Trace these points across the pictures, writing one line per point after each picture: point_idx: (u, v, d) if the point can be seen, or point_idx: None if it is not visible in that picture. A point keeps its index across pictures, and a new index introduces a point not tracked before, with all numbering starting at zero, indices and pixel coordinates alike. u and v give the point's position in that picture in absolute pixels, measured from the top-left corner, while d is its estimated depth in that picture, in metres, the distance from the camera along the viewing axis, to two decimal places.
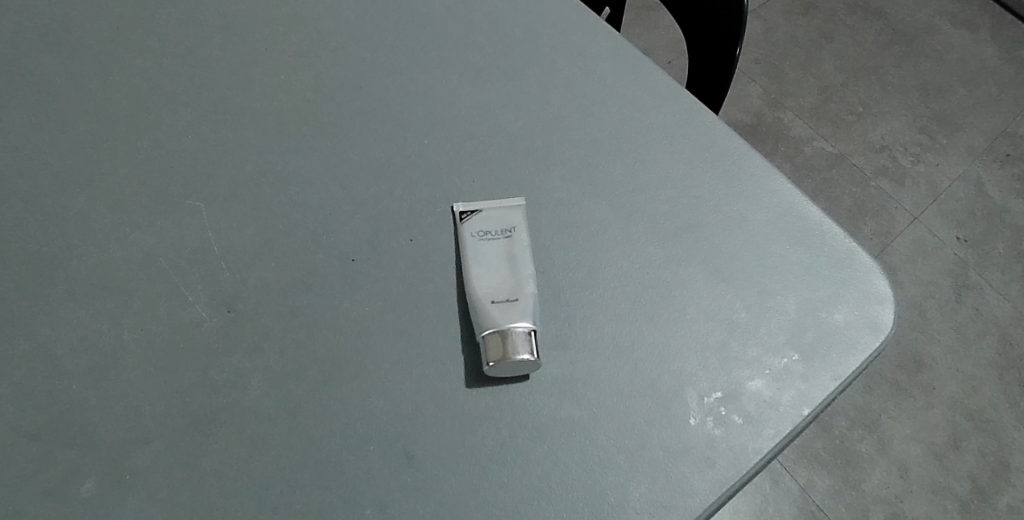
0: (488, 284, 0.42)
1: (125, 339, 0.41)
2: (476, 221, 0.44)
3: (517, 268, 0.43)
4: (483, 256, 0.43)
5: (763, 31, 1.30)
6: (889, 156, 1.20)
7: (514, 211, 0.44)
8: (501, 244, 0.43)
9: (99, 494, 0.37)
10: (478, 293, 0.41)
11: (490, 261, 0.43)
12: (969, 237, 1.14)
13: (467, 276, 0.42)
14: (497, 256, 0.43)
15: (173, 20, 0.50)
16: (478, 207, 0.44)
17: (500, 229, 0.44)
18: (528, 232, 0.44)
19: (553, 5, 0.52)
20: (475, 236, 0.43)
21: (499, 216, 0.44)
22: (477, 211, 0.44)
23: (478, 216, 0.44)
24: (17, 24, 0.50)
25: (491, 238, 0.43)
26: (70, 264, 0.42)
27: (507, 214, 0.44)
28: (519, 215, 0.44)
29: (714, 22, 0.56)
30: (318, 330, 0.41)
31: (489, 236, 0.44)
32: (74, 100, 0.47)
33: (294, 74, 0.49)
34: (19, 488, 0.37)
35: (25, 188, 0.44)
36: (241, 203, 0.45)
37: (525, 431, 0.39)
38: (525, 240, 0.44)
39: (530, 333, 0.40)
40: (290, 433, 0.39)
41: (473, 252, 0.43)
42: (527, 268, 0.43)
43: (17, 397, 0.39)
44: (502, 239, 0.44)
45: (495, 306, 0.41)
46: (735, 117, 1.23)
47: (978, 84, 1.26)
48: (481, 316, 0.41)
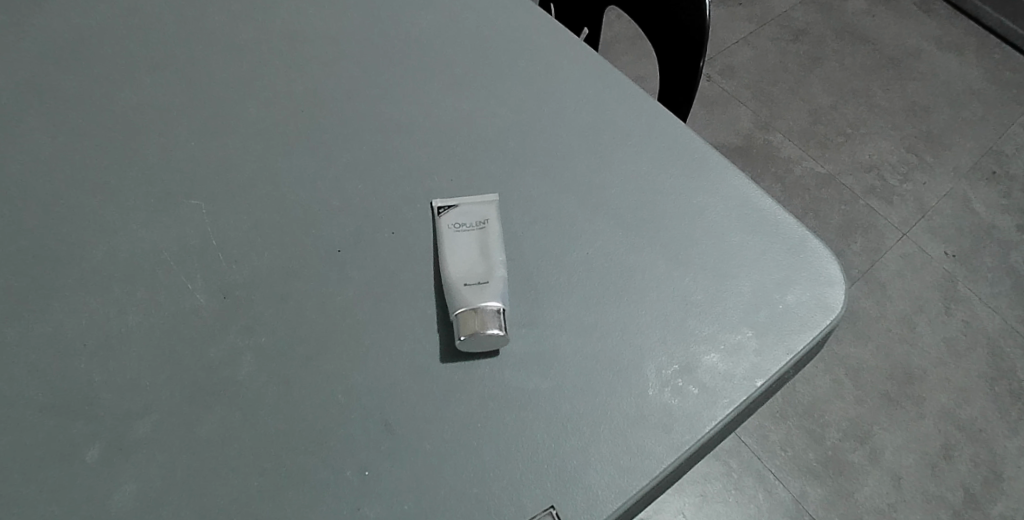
0: (461, 270, 0.46)
1: (130, 323, 0.45)
2: (453, 215, 0.49)
3: (490, 253, 0.47)
4: (460, 243, 0.47)
5: (755, 64, 1.55)
6: (877, 174, 1.40)
7: (488, 205, 0.49)
8: (476, 233, 0.48)
9: (101, 460, 0.41)
10: (454, 275, 0.46)
11: (466, 247, 0.47)
12: (957, 253, 1.31)
13: (443, 263, 0.47)
14: (473, 243, 0.47)
15: (183, 46, 0.57)
16: (455, 203, 0.49)
17: (475, 220, 0.48)
18: (501, 224, 0.49)
19: (529, 26, 0.59)
20: (452, 227, 0.48)
21: (473, 210, 0.49)
22: (454, 206, 0.49)
23: (454, 210, 0.49)
24: (45, 53, 0.56)
25: (465, 230, 0.48)
26: (84, 260, 0.47)
27: (480, 209, 0.49)
28: (492, 210, 0.49)
29: (681, 40, 0.64)
30: (305, 309, 0.46)
31: (463, 228, 0.48)
32: (92, 117, 0.53)
33: (293, 87, 0.55)
34: (28, 458, 0.41)
35: (47, 194, 0.50)
36: (242, 199, 0.50)
37: (494, 402, 0.43)
38: (497, 230, 0.48)
39: (499, 311, 0.44)
40: (276, 404, 0.43)
41: (450, 240, 0.47)
42: (498, 253, 0.47)
43: (34, 374, 0.44)
44: (478, 228, 0.48)
45: (468, 288, 0.45)
46: (729, 139, 1.45)
47: (963, 110, 1.50)
48: (456, 294, 0.45)
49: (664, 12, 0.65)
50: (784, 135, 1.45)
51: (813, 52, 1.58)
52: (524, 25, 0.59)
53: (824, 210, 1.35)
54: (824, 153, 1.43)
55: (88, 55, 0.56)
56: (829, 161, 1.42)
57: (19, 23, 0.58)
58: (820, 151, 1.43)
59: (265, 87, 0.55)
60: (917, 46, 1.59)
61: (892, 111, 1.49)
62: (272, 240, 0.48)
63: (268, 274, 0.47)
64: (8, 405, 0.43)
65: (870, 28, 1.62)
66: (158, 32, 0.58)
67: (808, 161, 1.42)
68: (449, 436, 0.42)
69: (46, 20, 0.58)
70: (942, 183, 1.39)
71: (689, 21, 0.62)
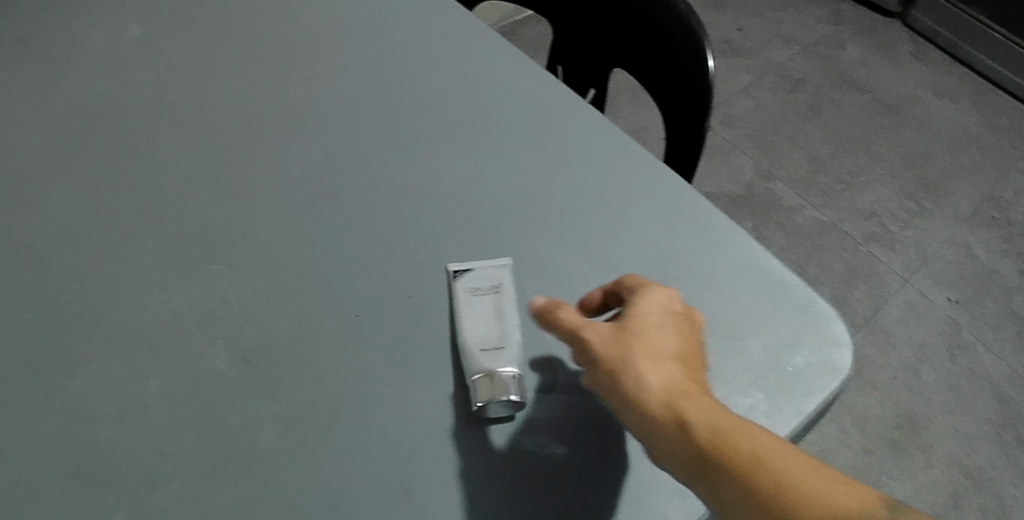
0: (477, 333, 0.47)
1: (152, 389, 0.46)
2: (469, 279, 0.50)
3: (505, 316, 0.48)
4: (474, 307, 0.48)
5: (754, 114, 1.59)
6: (878, 220, 1.42)
7: (502, 269, 0.50)
8: (490, 297, 0.49)
9: None
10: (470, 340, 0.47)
11: (481, 311, 0.48)
12: (959, 298, 1.32)
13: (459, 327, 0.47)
14: (487, 307, 0.48)
15: (205, 114, 0.59)
16: (470, 267, 0.50)
17: (489, 284, 0.50)
18: (515, 287, 0.50)
19: (538, 90, 0.61)
20: (467, 291, 0.49)
21: (488, 274, 0.50)
22: (469, 269, 0.50)
23: (470, 274, 0.50)
24: (72, 122, 0.58)
25: (480, 293, 0.49)
26: (107, 326, 0.49)
27: (495, 273, 0.50)
28: (505, 273, 0.50)
29: (686, 101, 0.66)
30: (324, 373, 0.47)
31: (479, 291, 0.49)
32: (117, 185, 0.55)
33: (311, 153, 0.57)
34: None
35: (71, 261, 0.51)
36: (263, 263, 0.51)
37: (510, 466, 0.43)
38: (512, 293, 0.49)
39: (515, 376, 0.45)
40: (297, 470, 0.44)
41: (465, 304, 0.48)
42: (513, 316, 0.48)
43: (57, 441, 0.44)
44: (492, 292, 0.49)
45: (484, 352, 0.46)
46: (730, 188, 1.47)
47: (961, 156, 1.52)
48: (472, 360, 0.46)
49: (670, 77, 0.67)
50: (784, 183, 1.48)
51: (811, 102, 1.61)
52: (534, 89, 0.61)
53: (826, 257, 1.37)
54: (825, 201, 1.45)
55: (114, 125, 0.58)
56: (830, 208, 1.44)
57: (49, 95, 0.60)
58: (821, 199, 1.45)
59: (284, 153, 0.57)
60: (913, 94, 1.63)
61: (891, 159, 1.52)
62: (292, 304, 0.50)
63: (288, 339, 0.48)
64: (32, 473, 0.43)
65: (867, 77, 1.66)
66: (182, 101, 0.60)
67: (808, 209, 1.44)
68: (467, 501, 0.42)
69: (75, 91, 0.60)
70: (942, 229, 1.41)
71: (693, 83, 0.65)
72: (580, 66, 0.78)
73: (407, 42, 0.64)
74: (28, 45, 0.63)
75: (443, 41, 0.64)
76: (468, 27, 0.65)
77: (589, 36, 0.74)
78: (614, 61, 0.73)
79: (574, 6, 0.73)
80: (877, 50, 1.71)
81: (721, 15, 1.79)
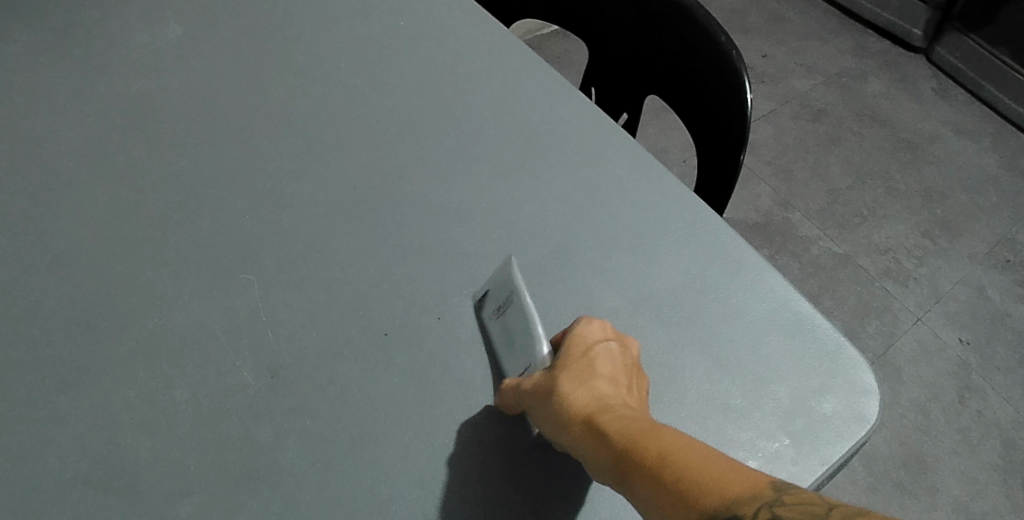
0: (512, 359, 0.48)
1: (177, 398, 0.46)
2: (489, 303, 0.50)
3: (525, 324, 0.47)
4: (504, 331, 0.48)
5: (775, 142, 1.59)
6: (893, 256, 1.42)
7: (510, 276, 0.49)
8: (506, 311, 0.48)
9: None
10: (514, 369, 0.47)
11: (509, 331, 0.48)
12: (971, 340, 1.31)
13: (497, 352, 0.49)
14: (511, 324, 0.48)
15: (242, 120, 0.59)
16: (488, 288, 0.50)
17: (502, 298, 0.49)
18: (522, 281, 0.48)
19: (576, 115, 0.61)
20: (491, 315, 0.49)
21: (501, 289, 0.49)
22: (487, 292, 0.50)
23: (488, 297, 0.50)
24: (109, 121, 0.58)
25: (501, 313, 0.49)
26: (134, 330, 0.48)
27: (506, 283, 0.49)
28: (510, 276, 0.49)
29: (721, 134, 0.66)
30: (351, 393, 0.47)
31: (499, 311, 0.49)
32: (151, 188, 0.55)
33: (346, 166, 0.57)
34: None
35: (101, 262, 0.51)
36: (293, 274, 0.51)
37: (532, 501, 0.45)
38: (522, 295, 0.48)
39: None
40: (320, 491, 0.44)
41: (495, 334, 0.49)
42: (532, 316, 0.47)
43: (80, 445, 0.44)
44: (505, 304, 0.48)
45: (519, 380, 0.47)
46: (747, 214, 1.47)
47: (979, 196, 1.52)
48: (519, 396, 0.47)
49: (707, 109, 0.67)
50: (801, 213, 1.47)
51: (832, 133, 1.61)
52: (571, 114, 0.61)
53: (840, 291, 1.36)
54: (841, 234, 1.45)
55: (151, 126, 0.58)
56: (846, 241, 1.44)
57: (88, 93, 0.60)
58: (837, 231, 1.45)
59: (319, 164, 0.57)
60: (934, 131, 1.63)
61: (910, 195, 1.51)
62: (320, 319, 0.49)
63: (315, 354, 0.48)
64: (53, 476, 0.43)
65: (889, 111, 1.66)
66: (221, 106, 0.60)
67: (824, 241, 1.43)
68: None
69: (114, 90, 0.60)
70: (956, 269, 1.41)
71: (729, 118, 0.65)
72: (615, 90, 0.78)
73: (447, 60, 0.64)
74: (70, 40, 0.63)
75: (483, 61, 0.64)
76: (510, 48, 0.65)
77: (627, 61, 0.74)
78: (650, 87, 0.73)
79: (613, 31, 0.73)
80: (900, 85, 1.71)
81: (746, 40, 1.79)
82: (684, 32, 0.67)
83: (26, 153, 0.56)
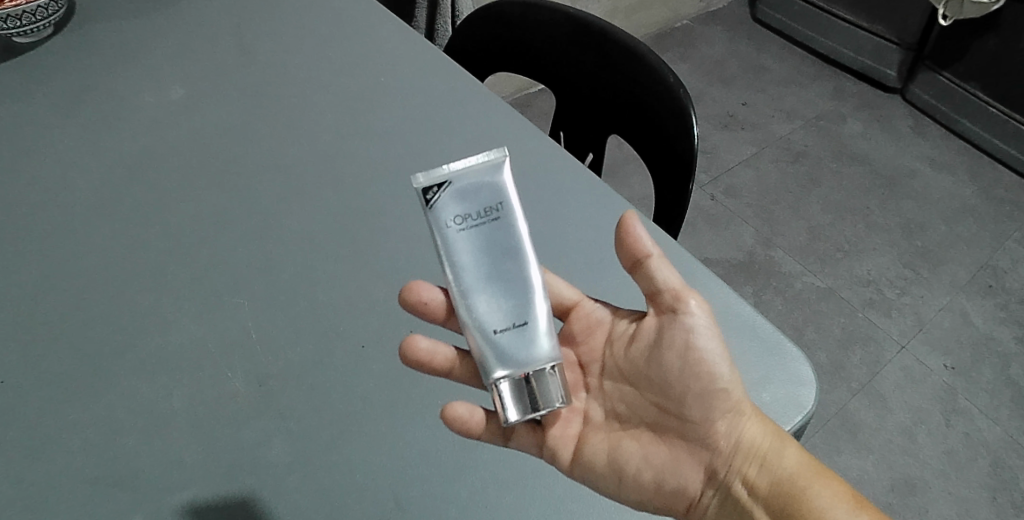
0: (484, 285, 0.52)
1: (174, 406, 0.54)
2: (454, 202, 0.51)
3: (509, 252, 0.52)
4: (478, 240, 0.52)
5: (755, 184, 1.66)
6: (876, 288, 1.46)
7: (489, 190, 0.52)
8: (492, 219, 0.52)
9: None
10: (489, 293, 0.52)
11: (489, 244, 0.52)
12: (956, 365, 1.34)
13: (456, 263, 0.51)
14: (492, 237, 0.52)
15: (237, 175, 0.69)
16: (448, 182, 0.51)
17: (483, 202, 0.52)
18: (515, 195, 0.52)
19: (529, 163, 0.70)
20: (459, 219, 0.51)
21: (478, 197, 0.52)
22: (448, 187, 0.51)
23: (451, 196, 0.51)
24: (118, 181, 0.68)
25: (472, 222, 0.51)
26: (137, 351, 0.57)
27: (484, 195, 0.52)
28: (497, 182, 0.52)
29: (671, 165, 0.72)
30: (331, 397, 0.54)
31: (470, 218, 0.51)
32: (156, 234, 0.64)
33: (330, 206, 0.66)
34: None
35: (112, 296, 0.60)
36: (282, 300, 0.59)
37: (485, 484, 0.51)
38: (505, 218, 0.52)
39: (527, 351, 0.52)
40: (299, 480, 0.51)
41: (460, 238, 0.51)
42: (524, 245, 0.52)
43: (90, 449, 0.52)
44: (492, 211, 0.52)
45: (491, 312, 0.52)
46: (732, 254, 1.52)
47: (957, 225, 1.57)
48: (493, 340, 0.52)
49: (658, 142, 0.73)
50: (784, 250, 1.53)
51: (812, 173, 1.68)
52: (527, 163, 0.70)
53: (824, 323, 1.40)
54: (824, 268, 1.49)
55: (158, 185, 0.68)
56: (829, 275, 1.48)
57: (107, 160, 0.70)
58: (820, 266, 1.50)
59: (307, 207, 0.66)
60: (911, 166, 1.69)
61: (889, 228, 1.57)
62: (305, 335, 0.57)
63: (300, 365, 0.56)
64: (69, 478, 0.51)
65: (866, 151, 1.73)
66: (222, 166, 0.69)
67: (808, 276, 1.48)
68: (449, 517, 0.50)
69: (125, 155, 0.70)
70: (938, 296, 1.44)
71: (678, 149, 0.71)
72: (580, 131, 0.84)
73: (425, 118, 0.73)
74: (95, 118, 0.73)
75: (454, 117, 0.73)
76: (484, 107, 0.75)
77: (589, 105, 0.81)
78: (611, 127, 0.79)
79: (576, 78, 0.80)
80: (876, 125, 1.79)
81: (727, 90, 1.88)
82: (637, 75, 0.74)
83: (51, 213, 0.66)
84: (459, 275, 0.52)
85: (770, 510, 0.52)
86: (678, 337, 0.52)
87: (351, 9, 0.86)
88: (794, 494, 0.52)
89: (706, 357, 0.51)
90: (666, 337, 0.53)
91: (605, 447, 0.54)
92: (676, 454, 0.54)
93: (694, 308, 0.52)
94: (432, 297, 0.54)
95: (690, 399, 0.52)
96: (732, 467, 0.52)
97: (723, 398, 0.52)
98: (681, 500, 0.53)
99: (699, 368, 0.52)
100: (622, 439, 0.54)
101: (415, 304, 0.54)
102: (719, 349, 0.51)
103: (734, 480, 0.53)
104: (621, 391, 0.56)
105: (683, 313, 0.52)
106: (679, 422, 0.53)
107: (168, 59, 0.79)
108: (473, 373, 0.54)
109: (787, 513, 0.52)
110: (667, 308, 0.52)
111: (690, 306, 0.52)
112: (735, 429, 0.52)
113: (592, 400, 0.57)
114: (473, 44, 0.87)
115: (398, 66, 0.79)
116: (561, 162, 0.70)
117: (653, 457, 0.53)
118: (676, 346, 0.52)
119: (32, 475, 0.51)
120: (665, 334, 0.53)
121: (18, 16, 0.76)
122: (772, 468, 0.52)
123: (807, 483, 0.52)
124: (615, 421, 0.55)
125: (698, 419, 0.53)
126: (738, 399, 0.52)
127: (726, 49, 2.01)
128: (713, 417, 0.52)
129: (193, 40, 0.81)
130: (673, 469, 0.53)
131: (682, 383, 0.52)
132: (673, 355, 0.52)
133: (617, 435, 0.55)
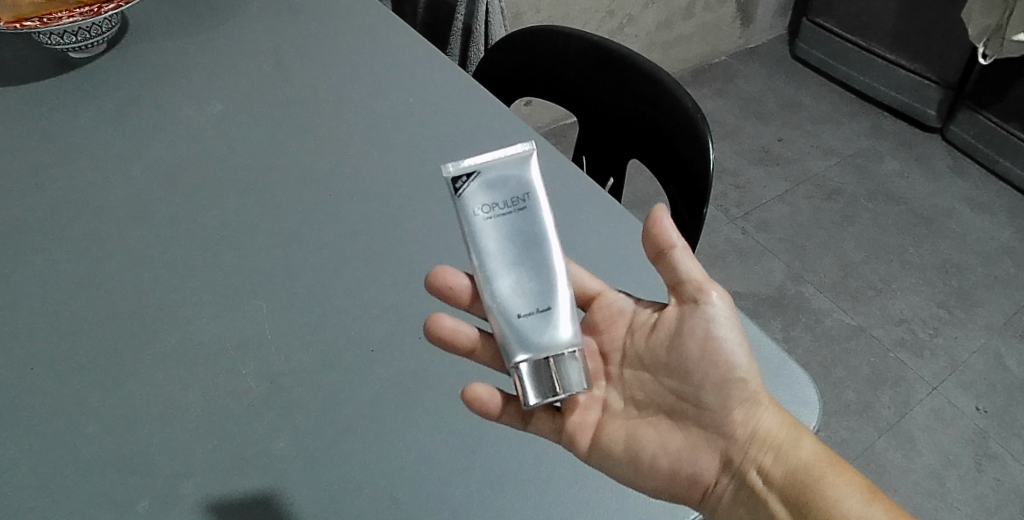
0: (510, 272, 0.53)
1: (189, 398, 0.56)
2: (482, 193, 0.53)
3: (534, 242, 0.53)
4: (503, 228, 0.53)
5: (788, 218, 1.65)
6: (908, 327, 1.43)
7: (516, 182, 0.53)
8: (518, 209, 0.53)
9: (149, 509, 0.51)
10: (513, 279, 0.53)
11: (516, 233, 0.53)
12: (989, 409, 1.30)
13: (483, 249, 0.53)
14: (518, 225, 0.53)
15: (264, 183, 0.72)
16: (477, 174, 0.53)
17: (511, 194, 0.53)
18: (542, 188, 0.54)
19: (546, 181, 0.72)
20: (486, 208, 0.53)
21: (504, 188, 0.53)
22: (477, 179, 0.53)
23: (479, 187, 0.53)
24: (153, 186, 0.72)
25: (499, 212, 0.53)
26: (159, 345, 0.60)
27: (511, 187, 0.53)
28: (524, 173, 0.54)
29: (688, 188, 0.73)
30: (339, 396, 0.56)
31: (497, 208, 0.53)
32: (185, 236, 0.67)
33: (350, 218, 0.69)
34: (90, 504, 0.51)
35: (140, 292, 0.63)
36: (299, 302, 0.62)
37: (481, 481, 0.52)
38: (532, 210, 0.53)
39: (552, 337, 0.52)
40: (301, 473, 0.53)
41: (487, 226, 0.53)
42: (549, 235, 0.54)
43: (108, 434, 0.55)
44: (519, 202, 0.53)
45: (516, 297, 0.53)
46: (760, 287, 1.51)
47: (995, 266, 1.54)
48: (515, 324, 0.52)
49: (676, 166, 0.74)
50: (815, 287, 1.50)
51: (846, 210, 1.66)
52: (543, 180, 0.72)
53: (853, 361, 1.37)
54: (854, 306, 1.47)
55: (189, 191, 0.71)
56: (860, 314, 1.45)
57: (144, 166, 0.74)
58: (851, 303, 1.47)
59: (327, 217, 0.69)
60: (950, 206, 1.67)
61: (923, 267, 1.54)
62: (318, 336, 0.60)
63: (310, 363, 0.58)
64: (88, 463, 0.53)
65: (903, 190, 1.71)
66: (253, 176, 0.73)
67: (838, 313, 1.45)
68: (445, 513, 0.51)
69: (161, 162, 0.74)
70: (974, 337, 1.41)
71: (694, 172, 0.72)
72: (602, 157, 0.86)
73: (447, 137, 0.76)
74: (138, 129, 0.78)
75: (476, 136, 0.76)
76: (506, 128, 0.77)
77: (612, 130, 0.82)
78: (632, 152, 0.81)
79: (601, 104, 0.82)
80: (913, 164, 1.77)
81: (761, 125, 1.88)
82: (660, 101, 0.75)
83: (90, 215, 0.69)
84: (484, 261, 0.53)
85: (785, 499, 0.53)
86: (698, 327, 0.53)
87: (386, 34, 0.89)
88: (807, 484, 0.52)
89: (724, 346, 0.53)
90: (686, 326, 0.54)
91: (622, 434, 0.55)
92: (692, 442, 0.54)
93: (714, 299, 0.53)
94: (457, 283, 0.55)
95: (707, 387, 0.53)
96: (748, 455, 0.53)
97: (739, 386, 0.53)
98: (695, 487, 0.54)
99: (717, 356, 0.53)
100: (639, 426, 0.55)
101: (439, 288, 0.55)
102: (738, 339, 0.53)
103: (748, 469, 0.53)
104: (640, 379, 0.56)
105: (704, 304, 0.53)
106: (697, 410, 0.54)
107: (208, 77, 0.84)
108: (493, 355, 0.56)
109: (802, 502, 0.52)
110: (688, 299, 0.53)
111: (710, 297, 0.53)
112: (751, 418, 0.53)
113: (612, 389, 0.57)
114: (502, 70, 0.90)
115: (427, 88, 0.82)
116: (579, 182, 0.72)
117: (669, 444, 0.54)
118: (695, 335, 0.53)
119: (49, 457, 0.54)
120: (685, 324, 0.54)
121: (74, 32, 0.81)
122: (787, 457, 0.52)
123: (822, 473, 0.52)
124: (633, 409, 0.56)
125: (715, 407, 0.54)
126: (754, 389, 0.53)
127: (762, 85, 2.02)
128: (729, 405, 0.53)
129: (234, 59, 0.86)
130: (688, 456, 0.54)
131: (699, 371, 0.53)
132: (692, 344, 0.53)
133: (634, 423, 0.55)
